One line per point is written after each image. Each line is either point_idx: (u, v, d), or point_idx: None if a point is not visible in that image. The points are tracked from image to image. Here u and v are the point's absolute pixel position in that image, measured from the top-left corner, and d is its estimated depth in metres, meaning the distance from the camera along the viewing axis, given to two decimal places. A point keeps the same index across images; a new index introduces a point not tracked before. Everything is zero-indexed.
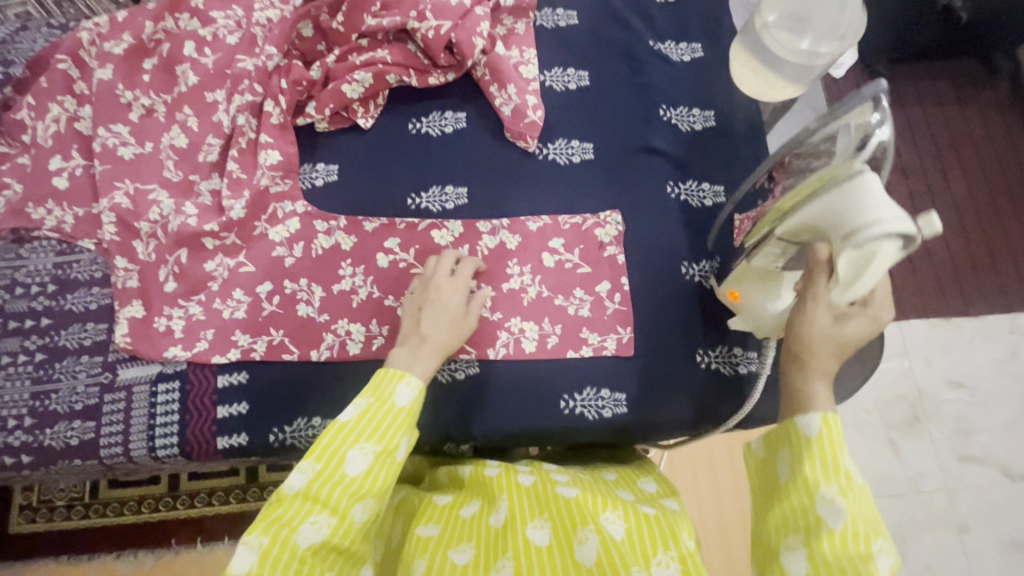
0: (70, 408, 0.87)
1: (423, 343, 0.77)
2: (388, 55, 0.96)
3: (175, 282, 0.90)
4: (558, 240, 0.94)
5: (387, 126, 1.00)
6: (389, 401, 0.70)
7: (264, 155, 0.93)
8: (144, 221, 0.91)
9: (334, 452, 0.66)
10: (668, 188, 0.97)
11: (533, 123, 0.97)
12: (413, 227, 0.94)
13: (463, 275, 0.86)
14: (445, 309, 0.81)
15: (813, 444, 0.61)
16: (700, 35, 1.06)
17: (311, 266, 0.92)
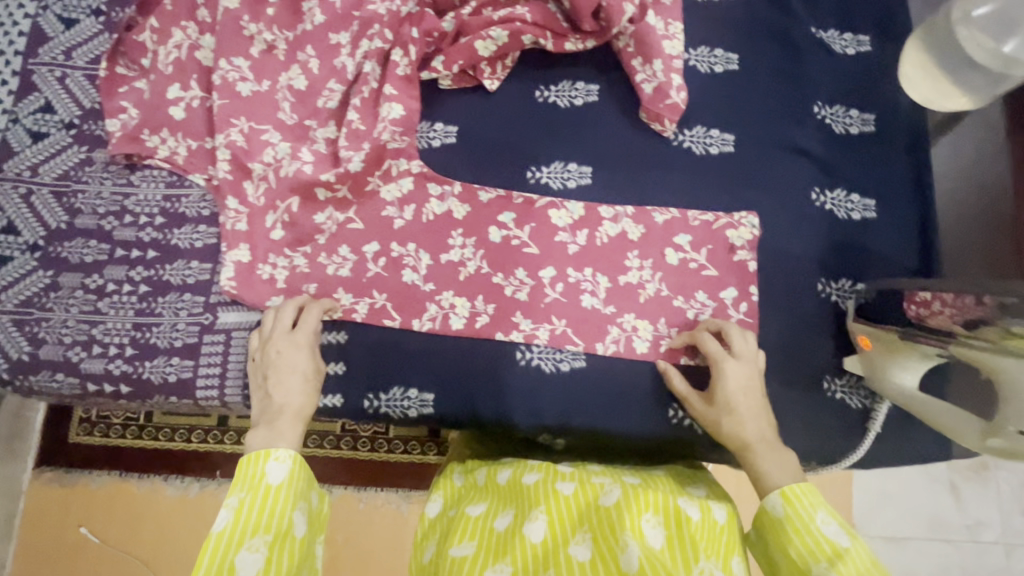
0: (170, 343, 0.85)
1: (282, 412, 0.73)
2: (527, 13, 0.88)
3: (283, 230, 0.87)
4: (686, 236, 0.87)
5: (512, 90, 0.93)
6: (262, 486, 0.64)
7: (387, 108, 0.87)
8: (257, 163, 0.88)
9: (221, 559, 0.58)
10: (811, 194, 0.89)
11: (674, 105, 0.88)
12: (530, 204, 0.88)
13: (306, 329, 0.80)
14: (292, 368, 0.77)
15: (783, 524, 0.64)
16: (869, 26, 0.94)
17: (420, 231, 0.88)
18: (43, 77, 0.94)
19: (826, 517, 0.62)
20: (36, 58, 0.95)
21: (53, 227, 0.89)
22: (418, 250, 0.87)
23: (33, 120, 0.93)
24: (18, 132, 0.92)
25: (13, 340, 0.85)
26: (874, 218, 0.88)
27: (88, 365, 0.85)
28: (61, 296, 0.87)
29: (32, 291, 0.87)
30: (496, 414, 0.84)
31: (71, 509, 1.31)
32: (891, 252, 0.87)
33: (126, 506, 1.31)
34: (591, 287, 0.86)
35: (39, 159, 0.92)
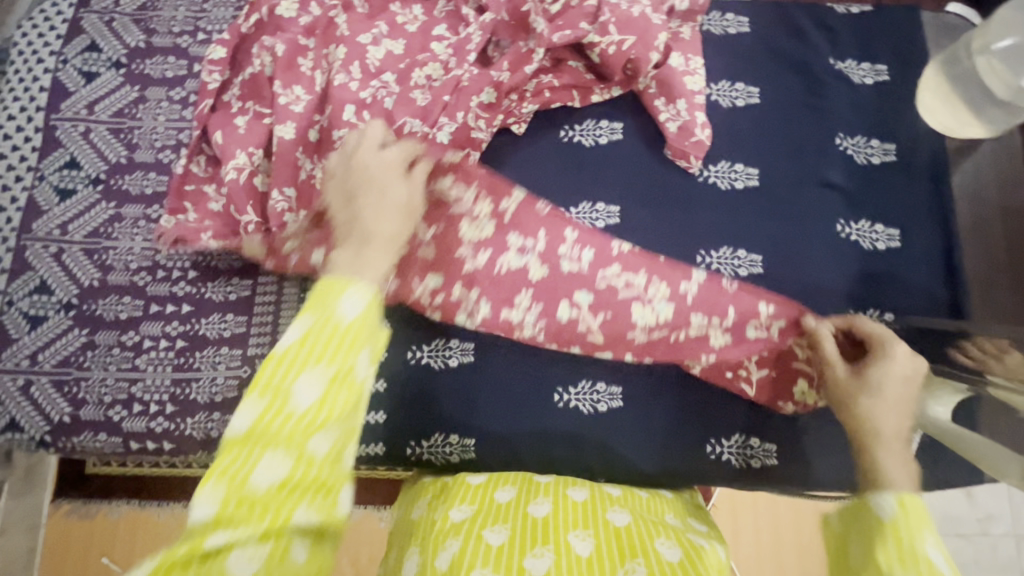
0: (211, 398, 0.86)
1: (369, 238, 0.58)
2: (554, 79, 0.91)
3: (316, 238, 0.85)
4: (765, 306, 0.80)
5: (538, 131, 0.94)
6: (340, 288, 0.49)
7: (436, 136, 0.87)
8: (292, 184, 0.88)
9: (275, 387, 0.46)
10: (837, 226, 0.90)
11: (699, 143, 0.90)
12: (612, 292, 0.80)
13: (395, 147, 0.68)
14: (386, 199, 0.63)
15: (886, 526, 0.49)
16: (886, 56, 0.96)
17: (535, 221, 0.81)
18: (67, 133, 0.94)
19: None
20: (59, 113, 0.95)
21: (86, 285, 0.89)
22: (526, 236, 0.81)
23: (60, 177, 0.93)
24: (45, 189, 0.92)
25: (53, 401, 0.86)
26: (899, 248, 0.89)
27: (130, 424, 0.85)
28: (98, 354, 0.87)
29: (68, 351, 0.87)
30: (537, 454, 0.85)
31: (95, 542, 1.30)
32: (917, 280, 0.88)
33: (149, 538, 1.30)
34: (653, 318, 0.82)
35: (67, 216, 0.92)
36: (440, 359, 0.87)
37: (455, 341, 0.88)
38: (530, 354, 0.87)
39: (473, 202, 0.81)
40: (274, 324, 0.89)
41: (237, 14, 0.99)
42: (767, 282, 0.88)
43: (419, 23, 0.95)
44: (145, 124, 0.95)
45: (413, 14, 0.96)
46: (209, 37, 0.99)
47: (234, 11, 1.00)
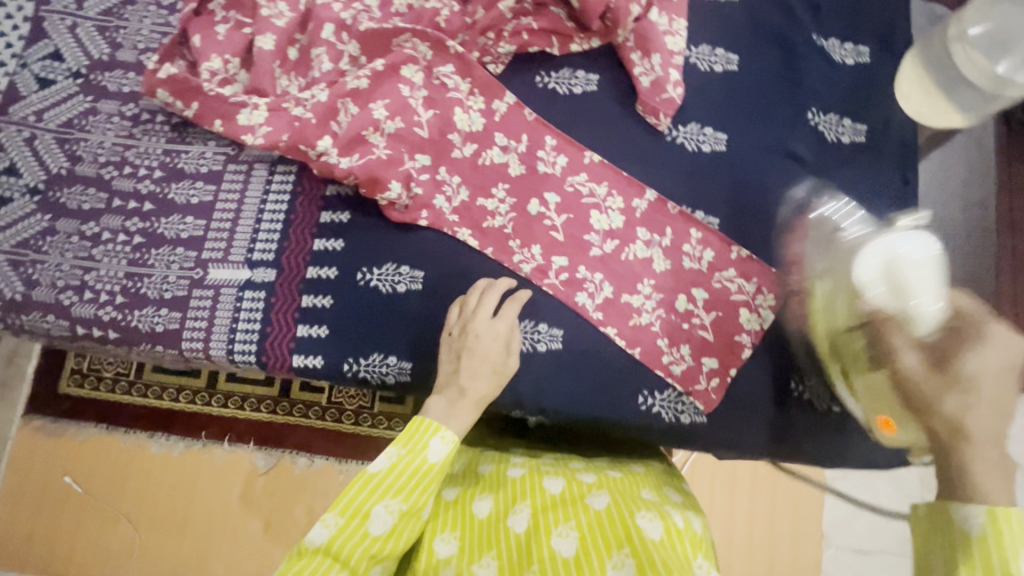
0: (160, 295, 0.88)
1: (462, 396, 0.75)
2: (533, 22, 0.91)
3: (286, 134, 0.87)
4: (696, 232, 0.90)
5: (513, 73, 0.94)
6: (421, 456, 0.69)
7: (408, 70, 0.89)
8: (268, 96, 0.89)
9: (359, 508, 0.65)
10: (797, 199, 0.90)
11: (670, 100, 0.90)
12: (577, 194, 0.91)
13: (505, 320, 0.82)
14: (485, 356, 0.78)
15: (977, 546, 0.52)
16: (871, 38, 0.95)
17: (522, 125, 0.93)
18: (54, 25, 0.96)
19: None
20: (48, 6, 0.97)
21: (54, 173, 0.91)
22: (511, 137, 0.93)
23: (42, 67, 0.95)
24: (25, 77, 0.94)
25: (7, 279, 0.87)
26: None
27: (79, 310, 0.87)
28: (57, 240, 0.89)
29: (28, 234, 0.89)
30: None
31: (59, 457, 1.32)
32: None
33: (143, 475, 1.32)
34: (592, 289, 0.89)
35: (44, 104, 0.93)
36: (388, 283, 0.88)
37: (405, 267, 0.89)
38: None
39: (467, 95, 0.92)
40: (230, 230, 0.90)
41: None
42: (717, 244, 0.90)
43: None
44: (130, 25, 0.96)
45: None
46: None
47: None
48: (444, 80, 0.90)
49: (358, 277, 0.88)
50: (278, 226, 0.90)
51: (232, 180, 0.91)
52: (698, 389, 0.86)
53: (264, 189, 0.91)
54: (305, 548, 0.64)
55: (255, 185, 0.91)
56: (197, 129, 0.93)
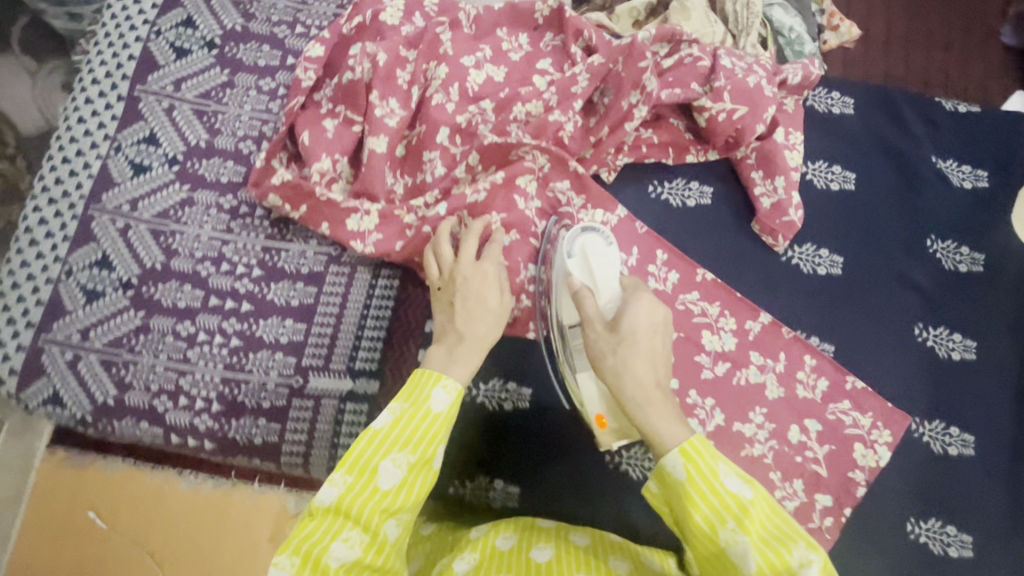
0: (258, 404, 0.84)
1: (460, 342, 0.69)
2: (653, 136, 0.89)
3: (402, 242, 0.85)
4: (810, 358, 0.88)
5: (625, 181, 0.92)
6: (423, 408, 0.60)
7: (523, 181, 0.86)
8: (379, 200, 0.86)
9: (364, 465, 0.58)
10: (914, 328, 0.88)
11: (790, 223, 0.88)
12: (688, 313, 0.88)
13: (491, 260, 0.77)
14: (479, 299, 0.73)
15: (690, 486, 0.55)
16: (989, 162, 0.93)
17: (632, 238, 0.90)
18: (149, 106, 0.92)
19: (729, 469, 0.55)
20: (143, 85, 0.93)
21: (148, 266, 0.87)
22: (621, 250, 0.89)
23: (136, 151, 0.91)
24: (119, 161, 0.90)
25: (99, 382, 0.84)
26: (974, 360, 0.87)
27: (173, 416, 0.83)
28: (150, 339, 0.85)
29: (121, 332, 0.85)
30: (581, 514, 0.83)
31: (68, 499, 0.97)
32: (988, 396, 0.87)
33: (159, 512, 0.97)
34: (703, 415, 0.86)
35: (138, 192, 0.89)
36: (494, 400, 0.86)
37: (512, 384, 0.86)
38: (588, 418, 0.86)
39: (579, 210, 0.88)
40: (331, 336, 0.87)
41: (339, 12, 0.96)
42: (832, 372, 0.87)
43: (522, 52, 0.93)
44: (229, 110, 0.93)
45: (518, 43, 0.93)
46: (307, 31, 0.96)
47: (336, 7, 0.97)
48: (560, 193, 0.88)
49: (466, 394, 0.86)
50: (380, 334, 0.87)
51: (335, 282, 0.88)
52: (812, 528, 0.83)
53: (367, 294, 0.88)
54: (312, 511, 0.57)
55: (358, 289, 0.88)
56: (298, 226, 0.90)
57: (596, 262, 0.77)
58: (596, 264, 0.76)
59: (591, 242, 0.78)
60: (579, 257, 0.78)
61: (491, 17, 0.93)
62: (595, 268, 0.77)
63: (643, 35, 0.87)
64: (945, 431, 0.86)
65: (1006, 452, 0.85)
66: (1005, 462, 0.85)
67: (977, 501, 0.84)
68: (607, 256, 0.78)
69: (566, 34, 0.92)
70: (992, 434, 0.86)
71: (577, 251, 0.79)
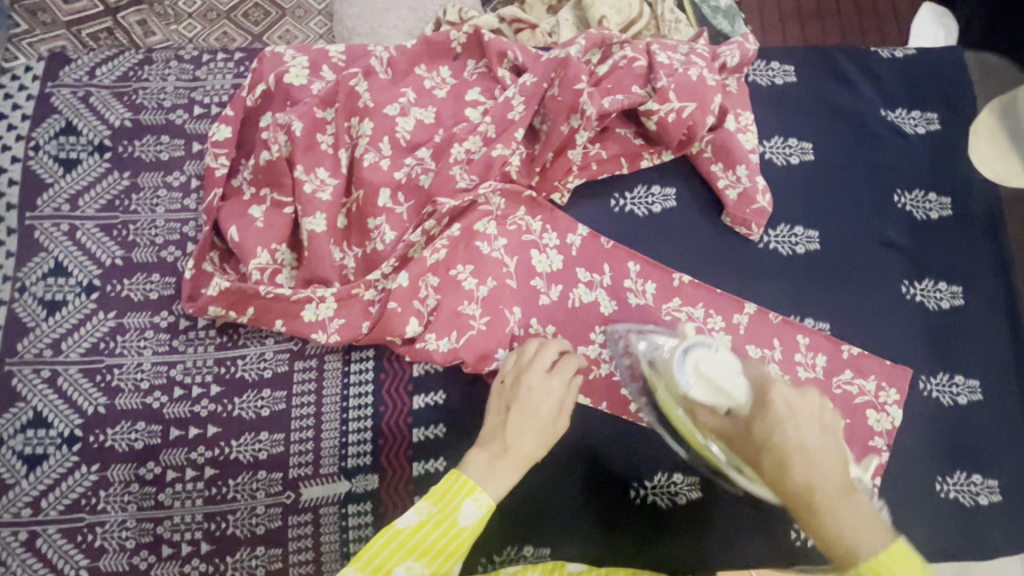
0: (251, 532, 0.77)
1: (506, 456, 0.68)
2: (602, 150, 0.83)
3: (368, 323, 0.77)
4: (803, 337, 0.85)
5: (585, 201, 0.87)
6: (450, 518, 0.63)
7: (481, 225, 0.80)
8: (334, 283, 0.78)
9: (379, 566, 0.61)
10: (901, 288, 0.87)
11: (761, 210, 0.84)
12: (676, 321, 0.84)
13: (560, 374, 0.74)
14: (536, 414, 0.71)
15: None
16: (936, 104, 0.92)
17: (600, 255, 0.86)
18: (48, 233, 0.82)
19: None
20: (35, 211, 0.82)
21: (90, 413, 0.78)
22: (593, 270, 0.86)
23: (45, 286, 0.80)
24: (28, 303, 0.80)
25: (65, 554, 0.74)
26: (963, 305, 0.87)
27: (160, 570, 0.75)
28: (112, 493, 0.76)
29: (77, 493, 0.76)
30: (615, 557, 0.80)
31: None
32: (985, 338, 0.86)
33: None
34: None
35: (58, 332, 0.79)
36: None
37: None
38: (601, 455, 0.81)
39: (540, 234, 0.85)
40: (315, 440, 0.79)
41: (238, 82, 0.87)
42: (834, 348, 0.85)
43: (448, 87, 0.86)
44: (141, 217, 0.83)
45: (441, 77, 0.86)
46: (207, 110, 0.86)
47: (232, 76, 0.88)
48: (521, 224, 0.83)
49: None
50: (367, 424, 0.80)
51: (304, 379, 0.80)
52: None
53: (342, 384, 0.81)
54: None
55: (332, 382, 0.81)
56: (250, 327, 0.81)
57: (716, 377, 0.67)
58: (718, 377, 0.67)
59: (702, 356, 0.68)
60: (697, 380, 0.69)
61: (406, 56, 0.85)
62: (718, 381, 0.67)
63: (574, 48, 0.81)
64: (952, 382, 0.85)
65: (1010, 388, 0.86)
66: (1012, 398, 0.85)
67: (996, 444, 0.84)
68: (727, 361, 0.68)
69: (490, 58, 0.85)
70: (994, 374, 0.86)
71: (679, 358, 0.70)
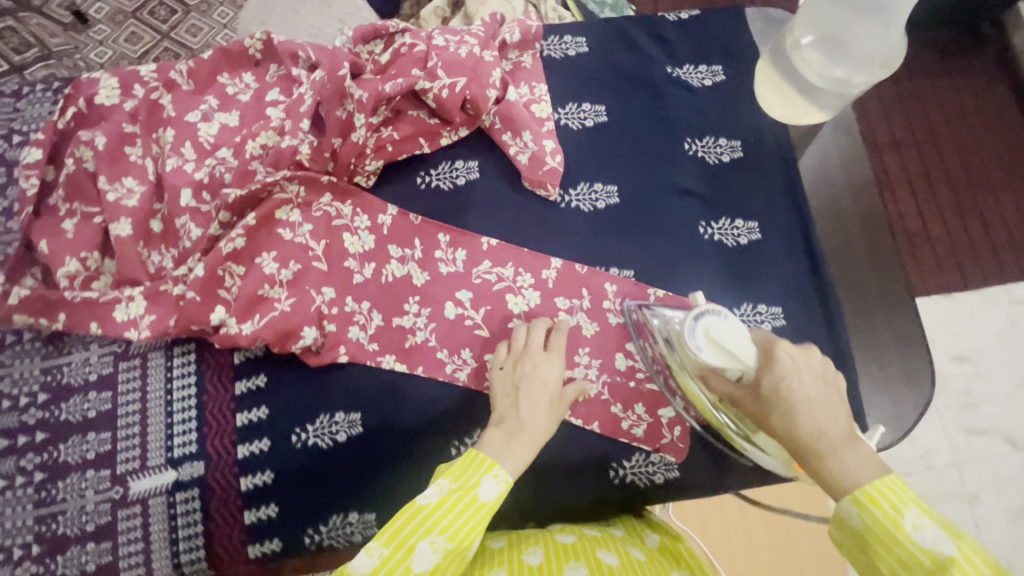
0: (82, 529, 0.79)
1: (521, 431, 0.71)
2: (395, 132, 0.89)
3: (174, 317, 0.81)
4: (611, 286, 0.89)
5: (392, 182, 0.92)
6: (472, 492, 0.65)
7: (281, 214, 0.85)
8: (144, 282, 0.82)
9: (403, 541, 0.63)
10: (699, 229, 0.92)
11: (553, 170, 0.90)
12: (486, 284, 0.89)
13: (558, 351, 0.81)
14: (543, 386, 0.76)
15: (869, 536, 0.52)
16: (720, 57, 0.99)
17: (410, 231, 0.90)
18: None
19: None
20: None
21: None
22: (404, 246, 0.90)
23: None
24: None
25: None
26: (760, 240, 0.92)
27: None
28: None
29: None
30: None
31: None
32: (784, 268, 0.91)
33: None
34: None
35: None
36: (326, 436, 0.84)
37: (339, 414, 0.84)
38: (418, 417, 0.84)
39: (352, 218, 0.89)
40: (141, 434, 0.82)
41: (53, 109, 0.92)
42: (641, 292, 0.89)
43: (251, 92, 0.91)
44: None
45: (244, 83, 0.92)
46: (26, 138, 0.91)
47: (50, 104, 0.92)
48: (327, 209, 0.88)
49: (293, 440, 0.83)
50: (191, 414, 0.83)
51: (129, 379, 0.84)
52: (665, 443, 0.84)
53: (166, 378, 0.84)
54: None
55: (155, 378, 0.84)
56: (74, 335, 0.85)
57: (728, 342, 0.67)
58: (728, 343, 0.67)
59: (712, 324, 0.68)
60: (707, 345, 0.68)
61: (207, 67, 0.91)
62: (728, 347, 0.67)
63: (340, 40, 0.87)
64: (755, 311, 0.89)
65: (817, 313, 0.89)
66: (819, 324, 0.89)
67: None
68: (735, 327, 0.68)
69: (283, 61, 0.91)
70: (799, 300, 0.90)
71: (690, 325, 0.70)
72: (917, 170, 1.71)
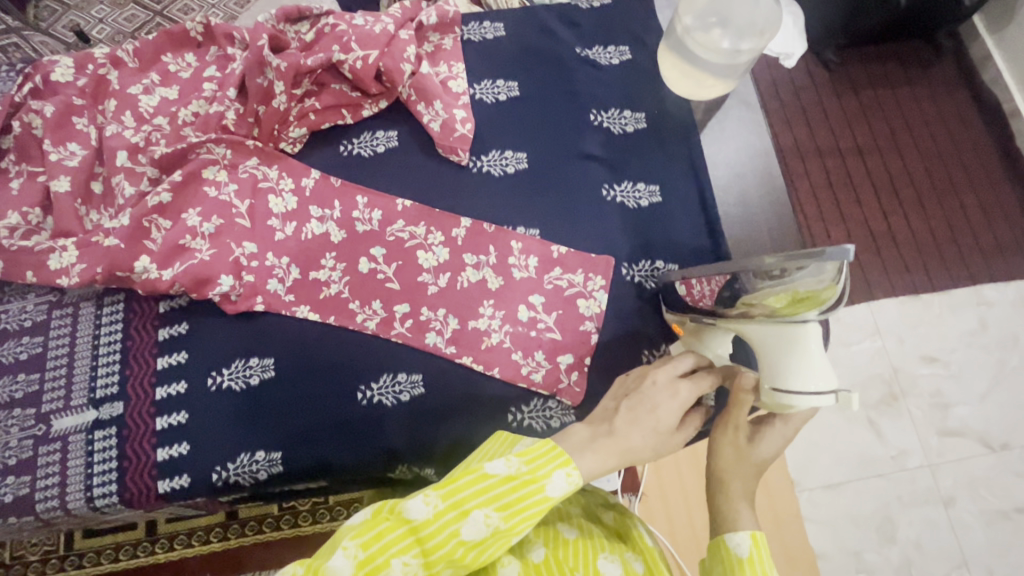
0: (4, 463, 0.84)
1: (609, 438, 0.65)
2: (316, 102, 0.97)
3: (99, 265, 0.87)
4: (516, 243, 0.94)
5: (316, 149, 0.99)
6: (540, 483, 0.59)
7: (207, 173, 0.92)
8: (76, 235, 0.90)
9: (459, 503, 0.58)
10: (602, 191, 0.98)
11: (463, 137, 0.97)
12: (399, 241, 0.94)
13: (694, 386, 0.69)
14: (653, 411, 0.67)
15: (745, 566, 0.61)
16: (627, 39, 1.06)
17: (331, 193, 0.96)
18: None
19: None
20: None
21: None
22: (324, 206, 0.95)
23: None
24: None
25: None
26: (660, 202, 0.97)
27: None
28: None
29: None
30: (344, 461, 0.87)
31: None
32: (680, 228, 0.96)
33: None
34: (439, 326, 0.90)
35: None
36: (240, 379, 0.88)
37: (254, 359, 0.89)
38: (328, 362, 0.89)
39: (277, 181, 0.95)
40: (67, 377, 0.88)
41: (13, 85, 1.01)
42: (545, 249, 0.94)
43: (191, 69, 1.00)
44: None
45: (184, 61, 1.01)
46: None
47: (12, 82, 1.02)
48: (253, 172, 0.95)
49: (209, 382, 0.88)
50: (115, 358, 0.89)
51: (60, 325, 0.90)
52: (562, 387, 0.89)
53: (95, 325, 0.90)
54: (399, 513, 0.58)
55: (84, 325, 0.90)
56: (15, 285, 0.92)
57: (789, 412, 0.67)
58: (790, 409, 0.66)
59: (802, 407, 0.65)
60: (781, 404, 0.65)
61: (151, 47, 1.00)
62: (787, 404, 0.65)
63: (263, 20, 0.98)
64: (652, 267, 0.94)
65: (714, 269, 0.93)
66: None
67: None
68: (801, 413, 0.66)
69: (220, 42, 1.00)
70: (695, 258, 0.95)
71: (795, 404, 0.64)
72: (883, 174, 1.64)
